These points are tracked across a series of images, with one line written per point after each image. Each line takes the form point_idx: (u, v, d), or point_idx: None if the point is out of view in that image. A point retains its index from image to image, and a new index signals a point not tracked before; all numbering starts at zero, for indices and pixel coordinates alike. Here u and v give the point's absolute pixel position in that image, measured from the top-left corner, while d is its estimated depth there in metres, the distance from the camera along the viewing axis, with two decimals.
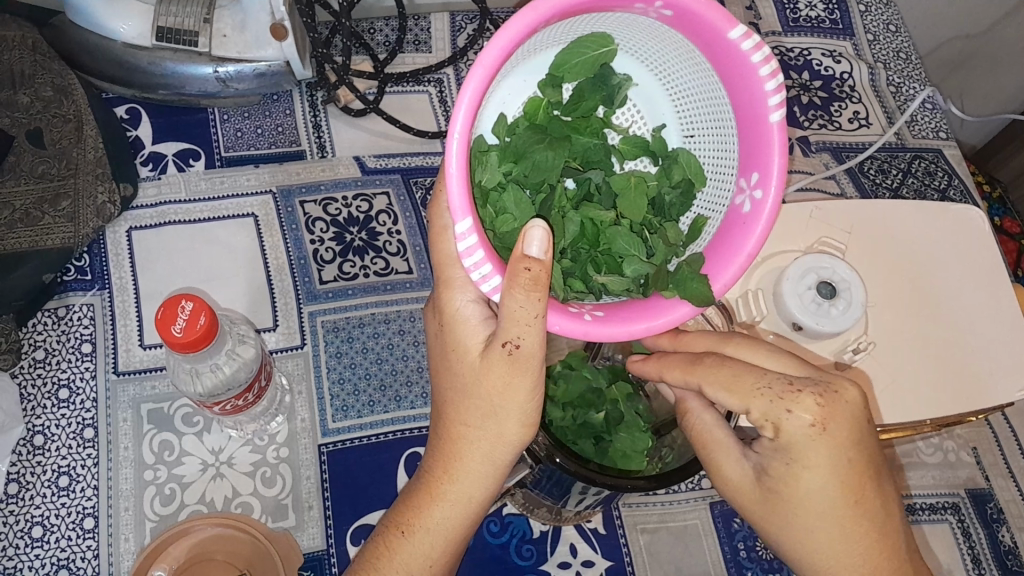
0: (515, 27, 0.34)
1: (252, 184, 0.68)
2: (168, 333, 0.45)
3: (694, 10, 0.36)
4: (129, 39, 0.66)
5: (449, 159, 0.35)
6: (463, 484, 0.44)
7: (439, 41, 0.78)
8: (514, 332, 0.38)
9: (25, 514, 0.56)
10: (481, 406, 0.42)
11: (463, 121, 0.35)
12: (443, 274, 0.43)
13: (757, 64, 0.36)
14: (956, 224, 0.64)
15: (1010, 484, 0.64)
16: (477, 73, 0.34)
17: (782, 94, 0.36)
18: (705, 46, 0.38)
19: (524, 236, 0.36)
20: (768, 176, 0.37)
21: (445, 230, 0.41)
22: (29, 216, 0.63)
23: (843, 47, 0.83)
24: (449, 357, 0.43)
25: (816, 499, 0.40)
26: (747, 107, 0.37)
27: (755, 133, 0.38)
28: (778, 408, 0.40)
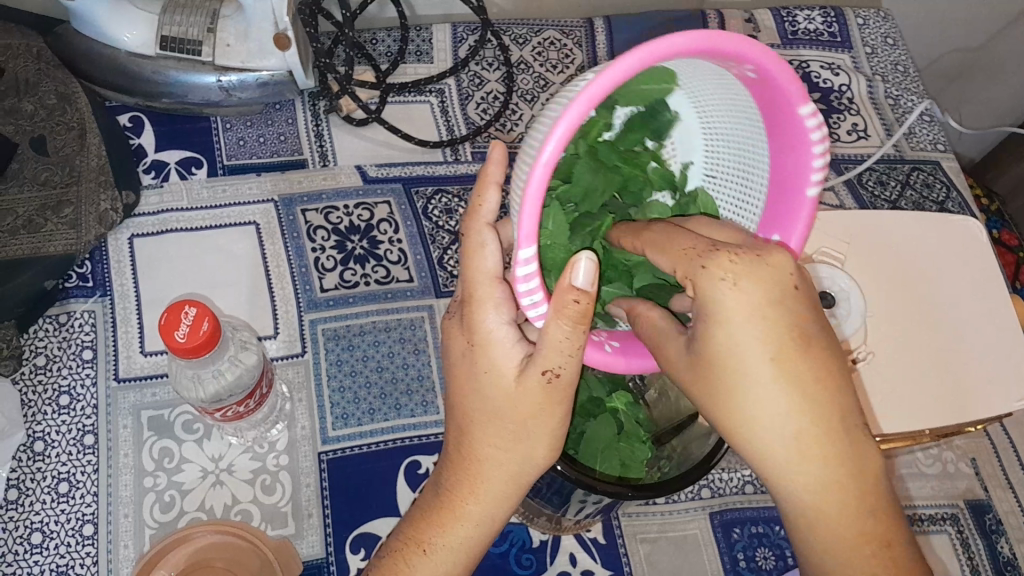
0: (624, 68, 0.33)
1: (254, 193, 0.68)
2: (171, 339, 0.45)
3: (778, 82, 0.35)
4: (134, 48, 0.67)
5: (529, 186, 0.34)
6: (488, 504, 0.44)
7: (441, 51, 0.79)
8: (554, 362, 0.39)
9: (24, 520, 0.56)
10: (512, 429, 0.42)
11: (551, 151, 0.33)
12: (475, 293, 0.41)
13: (814, 143, 0.37)
14: (953, 236, 0.65)
15: (1008, 495, 0.64)
16: (577, 108, 0.33)
17: (824, 173, 0.38)
18: (768, 114, 0.38)
19: (572, 266, 0.36)
20: (789, 241, 0.40)
21: (482, 247, 0.41)
22: (32, 223, 0.63)
23: (841, 60, 0.84)
24: (478, 376, 0.42)
25: (746, 350, 0.35)
26: (790, 177, 0.39)
27: (786, 198, 0.40)
28: (694, 257, 0.36)
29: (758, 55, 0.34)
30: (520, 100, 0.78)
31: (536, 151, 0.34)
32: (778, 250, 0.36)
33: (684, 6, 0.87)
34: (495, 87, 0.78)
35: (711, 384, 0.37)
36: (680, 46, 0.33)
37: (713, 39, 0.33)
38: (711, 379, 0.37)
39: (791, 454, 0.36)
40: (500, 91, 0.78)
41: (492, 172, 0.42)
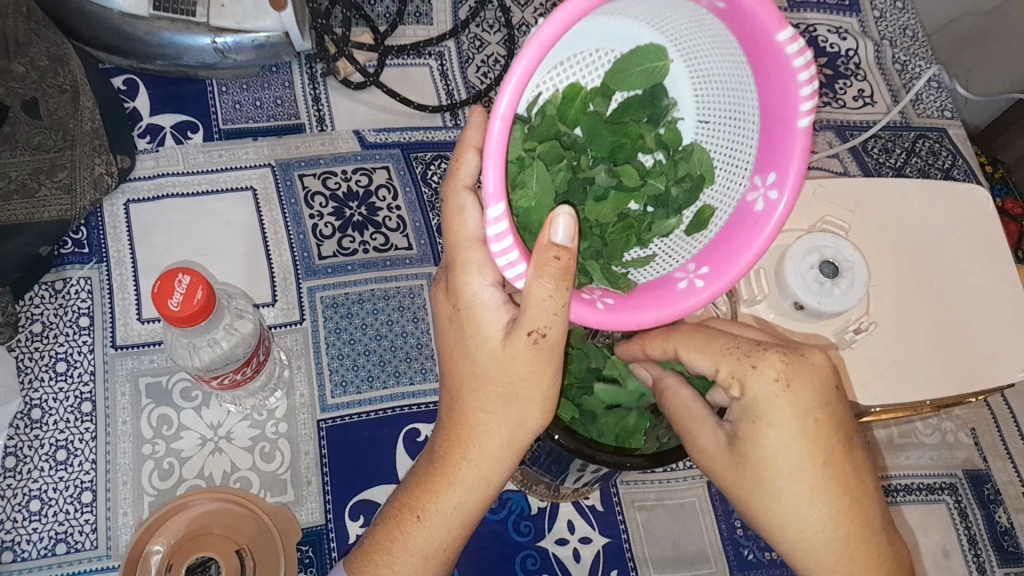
0: (577, 5, 0.32)
1: (251, 157, 0.67)
2: (165, 308, 0.44)
3: (746, 4, 0.35)
4: (127, 8, 0.65)
5: (489, 139, 0.34)
6: (479, 470, 0.43)
7: (440, 13, 0.77)
8: (540, 322, 0.38)
9: (24, 487, 0.56)
10: (503, 392, 0.41)
11: (507, 100, 0.34)
12: (458, 258, 0.40)
13: (797, 69, 0.36)
14: (961, 205, 0.64)
15: (1007, 465, 0.64)
16: (530, 50, 0.33)
17: (814, 100, 0.36)
18: (745, 41, 0.37)
19: (551, 223, 0.36)
20: (786, 179, 0.38)
21: (461, 210, 0.40)
22: (24, 188, 0.62)
23: (849, 24, 0.82)
24: (466, 342, 0.42)
25: (785, 460, 0.41)
26: (778, 108, 0.37)
27: (780, 133, 0.38)
28: (743, 369, 0.41)
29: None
30: None
31: (493, 103, 0.34)
32: (773, 353, 0.42)
33: None
34: (496, 49, 0.77)
35: (748, 474, 0.42)
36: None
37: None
38: (742, 484, 0.42)
39: (820, 531, 0.41)
40: (500, 54, 0.77)
41: (471, 137, 0.41)
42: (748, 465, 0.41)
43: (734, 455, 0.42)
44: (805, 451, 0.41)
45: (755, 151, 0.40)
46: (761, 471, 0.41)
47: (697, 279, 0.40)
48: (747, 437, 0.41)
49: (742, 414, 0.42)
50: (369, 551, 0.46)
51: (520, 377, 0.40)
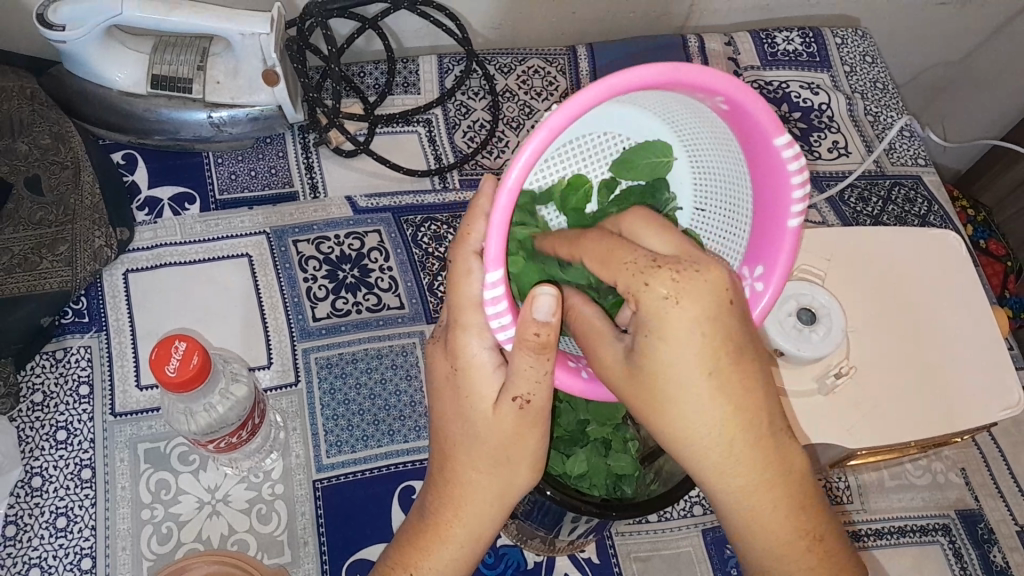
0: (583, 98, 0.33)
1: (247, 226, 0.69)
2: (162, 373, 0.46)
3: (752, 114, 0.36)
4: (125, 87, 0.68)
5: (495, 210, 0.35)
6: (473, 524, 0.44)
7: (427, 82, 0.81)
8: (525, 389, 0.39)
9: (24, 556, 0.56)
10: (496, 455, 0.42)
11: (516, 176, 0.34)
12: (459, 319, 0.41)
13: (791, 174, 0.37)
14: (933, 250, 0.66)
15: (999, 504, 0.65)
16: (540, 135, 0.33)
17: (805, 206, 0.38)
18: (745, 142, 0.38)
19: (534, 300, 0.36)
20: (772, 273, 0.40)
21: (470, 274, 0.40)
22: (27, 261, 0.64)
23: (820, 79, 0.86)
24: (463, 403, 0.43)
25: (682, 368, 0.35)
26: (770, 207, 0.39)
27: (769, 231, 0.40)
28: (649, 272, 0.35)
29: (728, 84, 0.35)
30: (506, 128, 0.80)
31: (502, 175, 0.34)
32: (706, 268, 0.35)
33: (665, 29, 0.89)
34: (481, 115, 0.80)
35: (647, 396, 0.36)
36: (646, 78, 0.33)
37: (673, 70, 0.34)
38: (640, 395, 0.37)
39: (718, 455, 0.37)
40: (486, 119, 0.80)
41: (482, 201, 0.41)
42: (646, 379, 0.36)
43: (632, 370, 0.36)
44: (703, 368, 0.35)
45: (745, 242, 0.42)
46: (655, 384, 0.36)
47: None
48: (643, 346, 0.36)
49: (638, 329, 0.36)
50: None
51: (509, 434, 0.42)
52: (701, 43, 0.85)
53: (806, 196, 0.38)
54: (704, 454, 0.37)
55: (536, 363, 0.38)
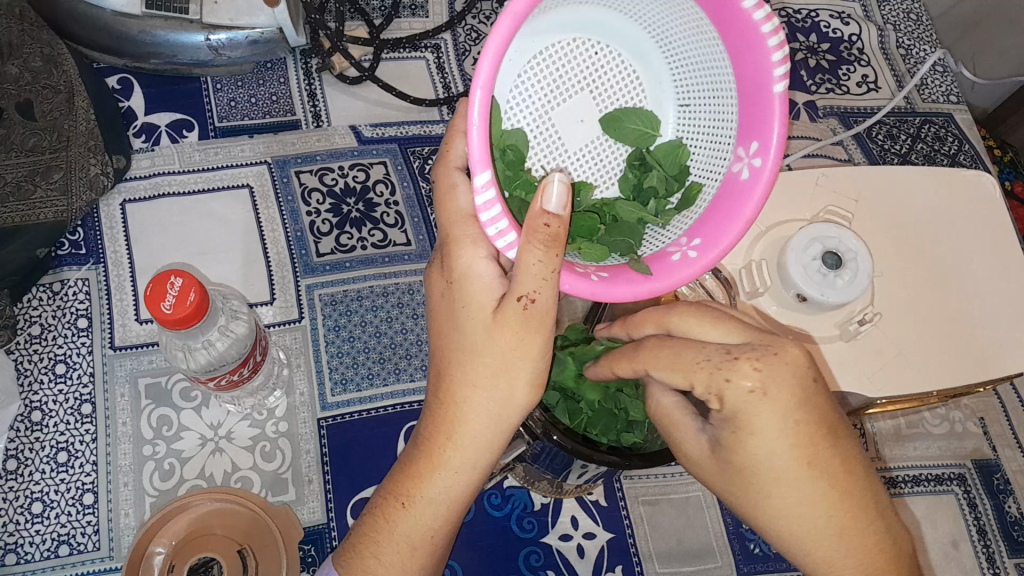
0: None
1: (247, 155, 0.67)
2: (158, 310, 0.44)
3: None
4: (118, 7, 0.64)
5: (472, 109, 0.34)
6: (466, 449, 0.42)
7: (436, 6, 0.77)
8: (529, 287, 0.37)
9: (24, 490, 0.55)
10: (493, 365, 0.40)
11: (487, 69, 0.34)
12: (451, 233, 0.41)
13: (766, 34, 0.35)
14: (965, 192, 0.63)
15: (1016, 454, 0.63)
16: (503, 25, 0.34)
17: (787, 66, 0.36)
18: (716, 14, 0.37)
19: (545, 185, 0.35)
20: (769, 145, 0.37)
21: (453, 187, 0.42)
22: (20, 189, 0.61)
23: (851, 9, 0.81)
24: (456, 313, 0.42)
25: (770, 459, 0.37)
26: (753, 79, 0.37)
27: (756, 101, 0.37)
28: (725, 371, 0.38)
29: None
30: None
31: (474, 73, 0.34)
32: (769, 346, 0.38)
33: None
34: None
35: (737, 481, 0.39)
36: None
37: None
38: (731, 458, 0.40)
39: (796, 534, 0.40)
40: None
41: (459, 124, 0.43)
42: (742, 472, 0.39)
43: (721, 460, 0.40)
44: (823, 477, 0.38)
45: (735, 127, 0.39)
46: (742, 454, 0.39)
47: (690, 251, 0.39)
48: (735, 436, 0.38)
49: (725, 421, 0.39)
50: (358, 540, 0.45)
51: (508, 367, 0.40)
52: None
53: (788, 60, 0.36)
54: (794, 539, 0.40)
55: (544, 260, 0.36)
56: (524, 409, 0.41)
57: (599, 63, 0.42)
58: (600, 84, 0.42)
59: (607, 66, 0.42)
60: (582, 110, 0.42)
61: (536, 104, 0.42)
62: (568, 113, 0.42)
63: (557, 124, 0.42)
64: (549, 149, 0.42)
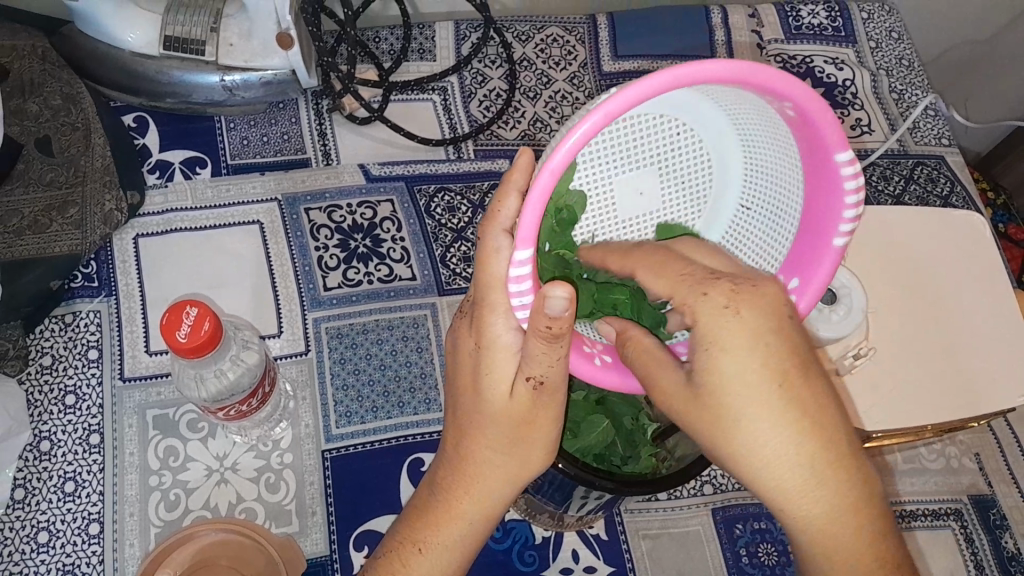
0: (646, 87, 0.31)
1: (257, 192, 0.68)
2: (172, 339, 0.45)
3: (817, 125, 0.35)
4: (137, 48, 0.67)
5: (533, 189, 0.33)
6: (483, 505, 0.44)
7: (443, 49, 0.79)
8: (539, 371, 0.39)
9: (31, 519, 0.56)
10: (513, 435, 0.43)
11: (563, 155, 0.32)
12: (486, 297, 0.39)
13: (847, 190, 0.37)
14: (959, 232, 0.65)
15: (1014, 490, 0.64)
16: (594, 117, 0.32)
17: (853, 224, 0.38)
18: (807, 151, 0.38)
19: (544, 299, 0.34)
20: (810, 284, 0.40)
21: (498, 251, 0.37)
22: (37, 223, 0.63)
23: (845, 55, 0.84)
24: (479, 377, 0.42)
25: (742, 382, 0.36)
26: (817, 220, 0.39)
27: (814, 239, 0.40)
28: (713, 302, 0.36)
29: (799, 91, 0.33)
30: (522, 97, 0.79)
31: (546, 156, 0.32)
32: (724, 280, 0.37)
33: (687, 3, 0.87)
34: (497, 84, 0.79)
35: (708, 409, 0.37)
36: (716, 73, 0.32)
37: (746, 68, 0.32)
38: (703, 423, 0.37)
39: (769, 461, 0.37)
40: (502, 88, 0.78)
41: (517, 178, 0.38)
42: (707, 401, 0.37)
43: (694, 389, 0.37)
44: (781, 348, 0.37)
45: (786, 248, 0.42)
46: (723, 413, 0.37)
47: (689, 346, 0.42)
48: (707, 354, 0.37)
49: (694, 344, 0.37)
50: None
51: (522, 424, 0.42)
52: (723, 14, 0.83)
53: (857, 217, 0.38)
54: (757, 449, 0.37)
55: (547, 351, 0.37)
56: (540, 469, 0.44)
57: (677, 146, 0.43)
58: (672, 161, 0.43)
59: (686, 147, 0.43)
60: (645, 184, 0.44)
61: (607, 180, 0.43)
62: (632, 185, 0.43)
63: (617, 193, 0.43)
64: (603, 215, 0.44)
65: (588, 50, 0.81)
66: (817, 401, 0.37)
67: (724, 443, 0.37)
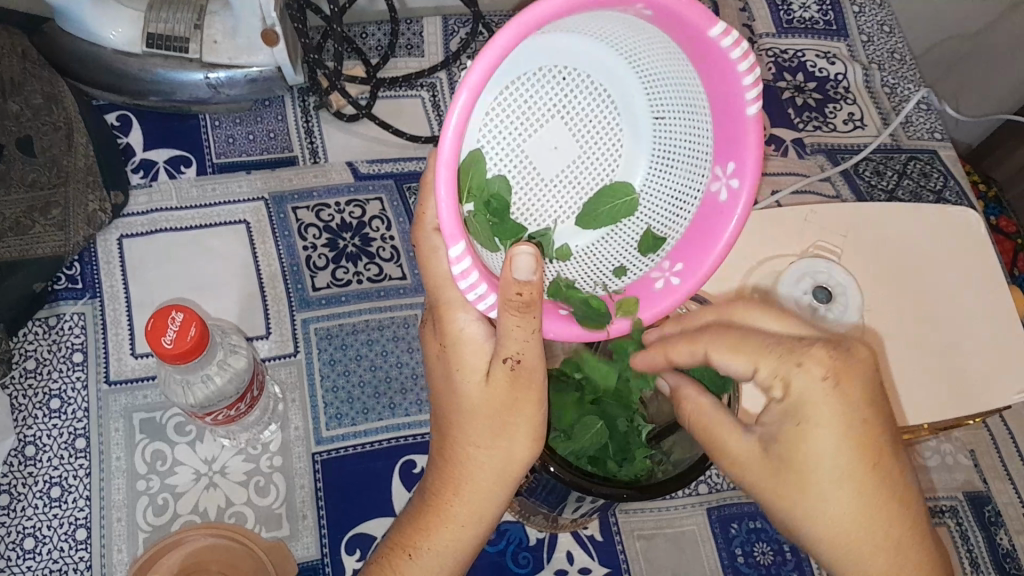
0: (500, 44, 0.32)
1: (244, 191, 0.67)
2: (158, 344, 0.44)
3: (675, 9, 0.33)
4: (119, 46, 0.65)
5: (439, 186, 0.34)
6: (472, 503, 0.44)
7: (432, 45, 0.78)
8: (514, 348, 0.38)
9: (17, 526, 0.55)
10: (492, 426, 0.42)
11: (449, 144, 0.33)
12: (442, 298, 0.41)
13: (737, 63, 0.35)
14: (954, 227, 0.64)
15: (1008, 486, 0.64)
16: (462, 96, 0.33)
17: (758, 88, 0.35)
18: (681, 41, 0.36)
19: (512, 258, 0.35)
20: (745, 169, 0.37)
21: (434, 251, 0.39)
22: (19, 225, 0.61)
23: (837, 48, 0.83)
24: (451, 374, 0.42)
25: (827, 460, 0.40)
26: (723, 103, 0.37)
27: (730, 123, 0.37)
28: (786, 365, 0.41)
29: None
30: None
31: (437, 148, 0.33)
32: (818, 348, 0.41)
33: None
34: None
35: (789, 479, 0.41)
36: (555, 9, 0.32)
37: None
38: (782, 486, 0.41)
39: (843, 530, 0.40)
40: None
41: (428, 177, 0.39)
42: (792, 473, 0.40)
43: (773, 458, 0.41)
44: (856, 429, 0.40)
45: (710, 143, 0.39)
46: (804, 479, 0.40)
47: (673, 277, 0.40)
48: (795, 429, 0.40)
49: (783, 414, 0.41)
50: None
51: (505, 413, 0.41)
52: (714, 8, 0.82)
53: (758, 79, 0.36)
54: (831, 519, 0.40)
55: (521, 323, 0.37)
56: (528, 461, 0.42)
57: (567, 89, 0.40)
58: (571, 108, 0.41)
59: (575, 88, 0.41)
60: (555, 137, 0.41)
61: (506, 141, 0.41)
62: (541, 142, 0.41)
63: (529, 155, 0.41)
64: (526, 182, 0.42)
65: None
66: (890, 481, 0.40)
67: (804, 512, 0.41)
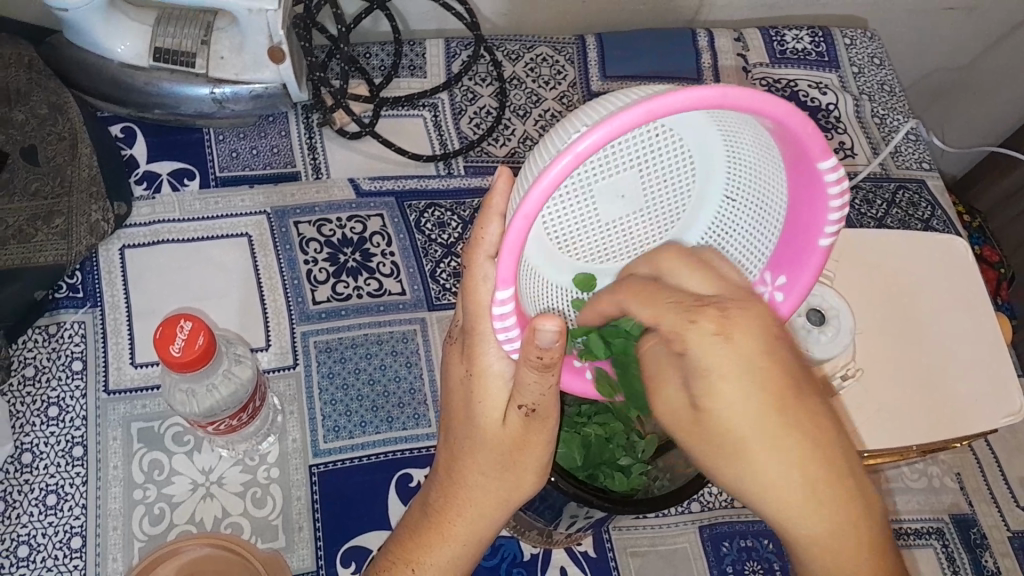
0: (622, 121, 0.30)
1: (247, 205, 0.68)
2: (166, 352, 0.45)
3: (798, 133, 0.34)
4: (127, 59, 0.67)
5: (507, 236, 0.32)
6: (474, 524, 0.44)
7: (434, 66, 0.80)
8: (529, 399, 0.39)
9: (12, 533, 0.55)
10: (502, 460, 0.43)
11: (535, 199, 0.32)
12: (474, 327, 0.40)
13: (831, 195, 0.36)
14: (941, 255, 0.66)
15: (993, 510, 0.65)
16: (563, 160, 0.31)
17: (838, 226, 0.38)
18: (788, 155, 0.37)
19: (537, 332, 0.35)
20: (796, 283, 0.40)
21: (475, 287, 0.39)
22: (21, 233, 0.62)
23: (828, 79, 0.85)
24: (472, 402, 0.42)
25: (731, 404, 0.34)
26: (802, 221, 0.39)
27: (798, 241, 0.40)
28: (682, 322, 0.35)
29: (774, 106, 0.32)
30: (512, 115, 0.79)
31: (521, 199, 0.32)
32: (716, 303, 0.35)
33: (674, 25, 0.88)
34: (487, 102, 0.79)
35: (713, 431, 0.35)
36: (684, 104, 0.31)
37: (721, 93, 0.31)
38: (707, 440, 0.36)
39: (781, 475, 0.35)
40: (492, 106, 0.79)
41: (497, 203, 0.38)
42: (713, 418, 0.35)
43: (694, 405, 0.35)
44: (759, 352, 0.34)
45: (771, 246, 0.41)
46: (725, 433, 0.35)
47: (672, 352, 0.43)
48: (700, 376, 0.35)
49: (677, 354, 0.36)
50: None
51: (517, 445, 0.42)
52: (710, 37, 0.84)
53: (842, 216, 0.38)
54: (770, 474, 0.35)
55: (538, 378, 0.38)
56: (533, 492, 0.44)
57: (654, 147, 0.40)
58: (650, 166, 0.41)
59: (663, 148, 0.40)
60: (626, 186, 0.41)
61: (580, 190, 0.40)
62: (612, 190, 0.41)
63: (596, 200, 0.41)
64: (582, 220, 0.42)
65: (577, 70, 0.82)
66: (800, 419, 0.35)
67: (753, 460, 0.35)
